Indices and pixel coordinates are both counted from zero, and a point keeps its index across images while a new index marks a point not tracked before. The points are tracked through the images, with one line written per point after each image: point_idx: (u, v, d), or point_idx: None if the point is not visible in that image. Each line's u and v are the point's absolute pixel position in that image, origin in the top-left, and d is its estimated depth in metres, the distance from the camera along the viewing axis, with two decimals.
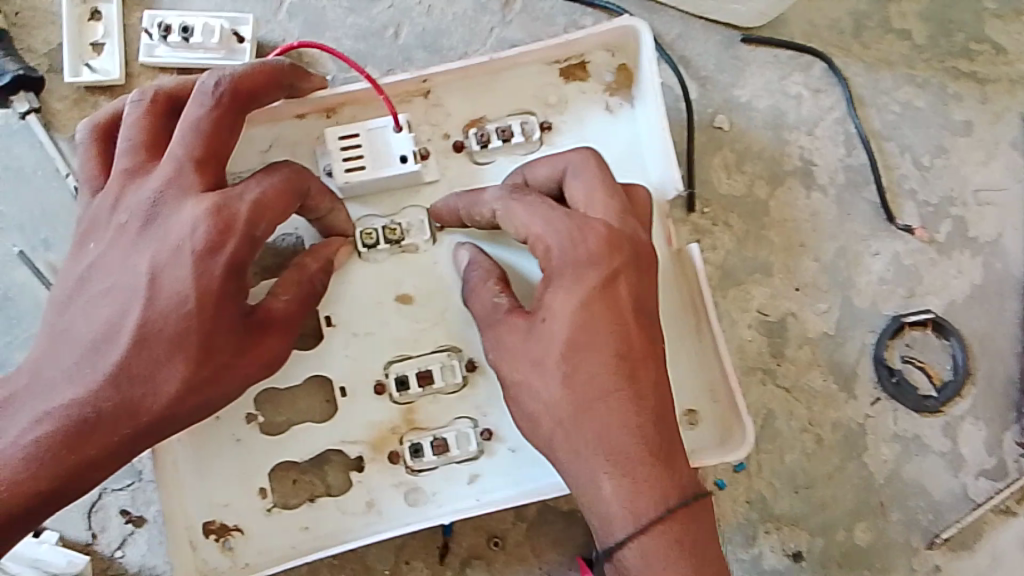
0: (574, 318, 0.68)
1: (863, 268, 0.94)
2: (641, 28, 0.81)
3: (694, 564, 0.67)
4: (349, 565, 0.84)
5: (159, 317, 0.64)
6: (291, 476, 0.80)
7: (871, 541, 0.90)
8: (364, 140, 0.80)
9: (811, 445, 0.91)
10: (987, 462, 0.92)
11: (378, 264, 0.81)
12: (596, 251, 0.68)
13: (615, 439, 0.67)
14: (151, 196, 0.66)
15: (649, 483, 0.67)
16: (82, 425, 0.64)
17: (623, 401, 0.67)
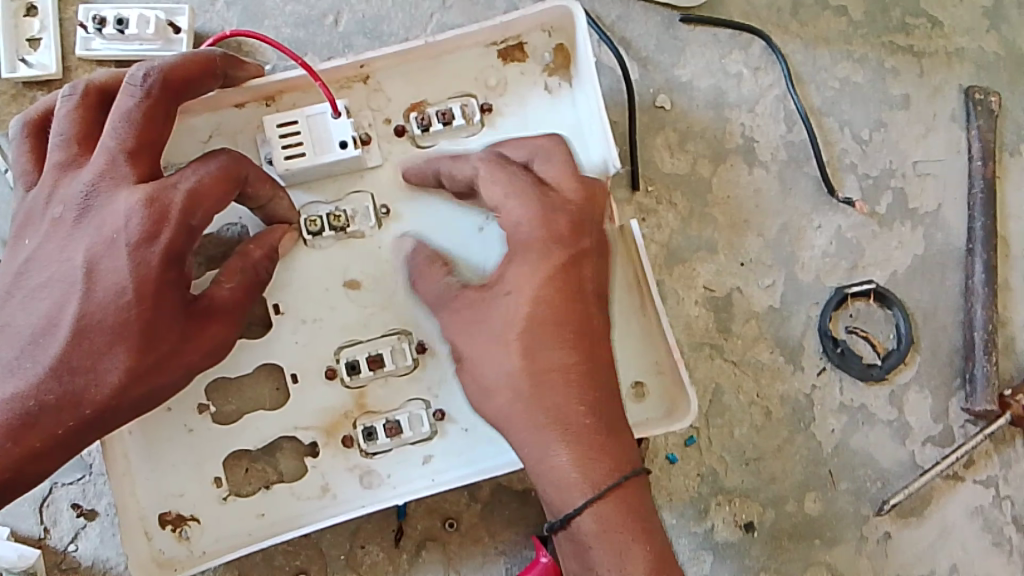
0: (533, 295, 0.68)
1: (806, 243, 0.95)
2: (575, 9, 0.81)
3: (646, 538, 0.69)
4: (304, 552, 0.83)
5: (97, 308, 0.64)
6: (243, 463, 0.80)
7: (821, 511, 0.91)
8: (304, 127, 0.80)
9: (760, 418, 0.92)
10: (933, 430, 0.94)
11: (325, 250, 0.81)
12: (558, 234, 0.68)
13: (570, 414, 0.68)
14: (84, 188, 0.66)
15: (603, 455, 0.68)
16: (25, 418, 0.65)
17: (575, 377, 0.68)
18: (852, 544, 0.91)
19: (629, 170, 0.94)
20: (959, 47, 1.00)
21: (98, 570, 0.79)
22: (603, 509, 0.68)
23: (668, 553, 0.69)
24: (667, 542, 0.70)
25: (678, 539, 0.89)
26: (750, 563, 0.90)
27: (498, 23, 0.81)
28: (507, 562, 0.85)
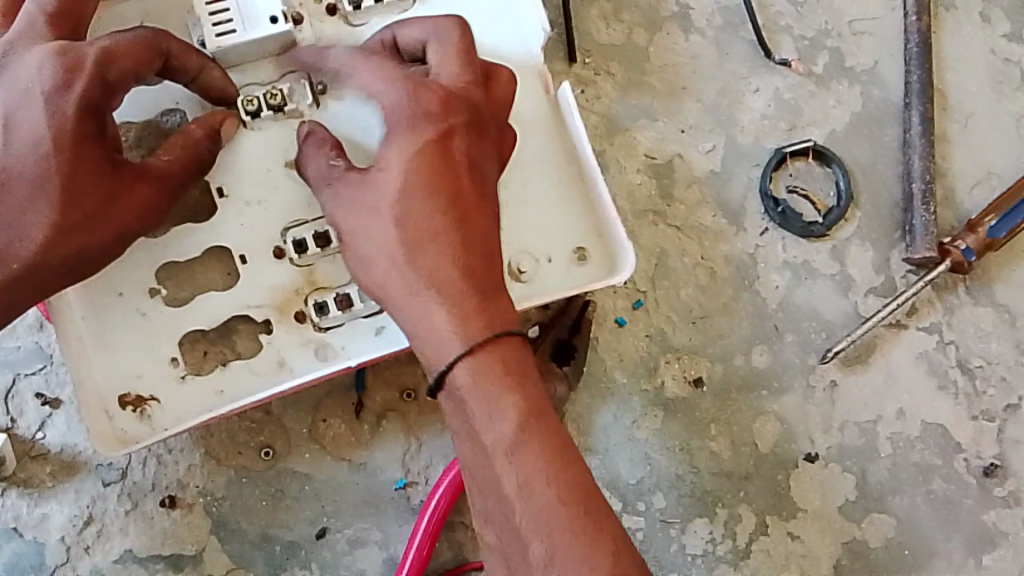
0: (405, 165, 0.68)
1: (745, 106, 0.97)
2: None
3: (522, 388, 0.66)
4: (267, 428, 0.84)
5: (17, 161, 0.66)
6: (198, 344, 0.81)
7: (768, 363, 0.94)
8: (231, 5, 0.80)
9: (705, 279, 0.94)
10: (875, 281, 0.96)
11: (264, 131, 0.82)
12: (425, 108, 0.69)
13: (440, 277, 0.67)
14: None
15: (472, 313, 0.67)
16: None
17: (447, 240, 0.67)
18: (798, 393, 0.94)
19: (566, 39, 0.95)
20: None
21: (67, 456, 0.82)
22: (473, 362, 0.66)
23: (544, 402, 0.66)
24: (545, 394, 0.67)
25: (629, 398, 0.92)
26: (700, 416, 0.93)
27: None
28: None
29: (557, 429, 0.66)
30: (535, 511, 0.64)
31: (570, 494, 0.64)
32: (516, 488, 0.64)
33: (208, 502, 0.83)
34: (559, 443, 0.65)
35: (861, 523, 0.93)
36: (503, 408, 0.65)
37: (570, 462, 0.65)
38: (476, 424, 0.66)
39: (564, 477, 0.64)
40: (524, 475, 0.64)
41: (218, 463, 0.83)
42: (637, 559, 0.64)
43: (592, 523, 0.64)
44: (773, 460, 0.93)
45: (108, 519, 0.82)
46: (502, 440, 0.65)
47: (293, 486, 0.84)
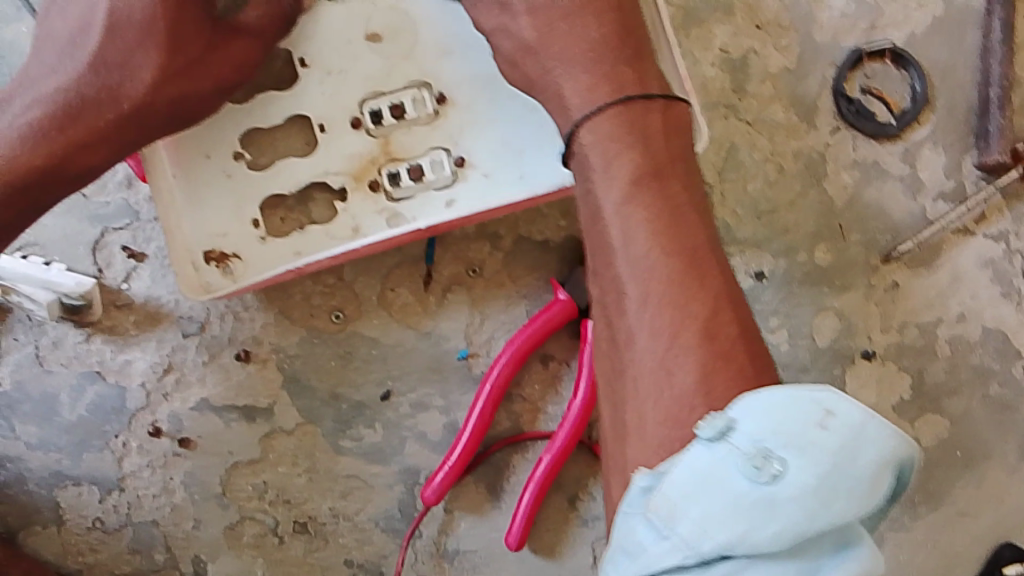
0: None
1: (825, 4, 0.96)
2: None
3: (645, 147, 0.65)
4: (339, 294, 0.88)
5: (125, 3, 0.66)
6: (278, 209, 0.84)
7: (832, 261, 0.94)
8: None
9: (773, 173, 0.95)
10: (946, 185, 0.96)
11: (346, 3, 0.82)
12: None
13: (572, 55, 0.68)
14: None
15: (613, 78, 0.67)
16: (69, 110, 0.68)
17: (583, 16, 0.68)
18: (861, 292, 0.94)
19: None
20: None
21: (151, 308, 0.86)
22: (600, 117, 0.66)
23: (667, 162, 0.64)
24: (675, 156, 0.65)
25: None
26: (761, 309, 0.94)
27: None
28: (529, 305, 0.90)
29: (676, 186, 0.63)
30: (636, 259, 0.61)
31: (675, 248, 0.60)
32: (620, 238, 0.62)
33: (281, 359, 0.87)
34: (673, 196, 0.63)
35: (914, 421, 0.94)
36: (621, 161, 0.64)
37: (682, 217, 0.62)
38: (592, 173, 0.65)
39: (671, 228, 0.61)
40: (629, 221, 0.62)
41: (293, 323, 0.87)
42: (737, 325, 0.58)
43: (701, 282, 0.59)
44: (831, 354, 0.94)
45: (188, 368, 0.86)
46: (614, 185, 0.63)
47: (362, 350, 0.87)
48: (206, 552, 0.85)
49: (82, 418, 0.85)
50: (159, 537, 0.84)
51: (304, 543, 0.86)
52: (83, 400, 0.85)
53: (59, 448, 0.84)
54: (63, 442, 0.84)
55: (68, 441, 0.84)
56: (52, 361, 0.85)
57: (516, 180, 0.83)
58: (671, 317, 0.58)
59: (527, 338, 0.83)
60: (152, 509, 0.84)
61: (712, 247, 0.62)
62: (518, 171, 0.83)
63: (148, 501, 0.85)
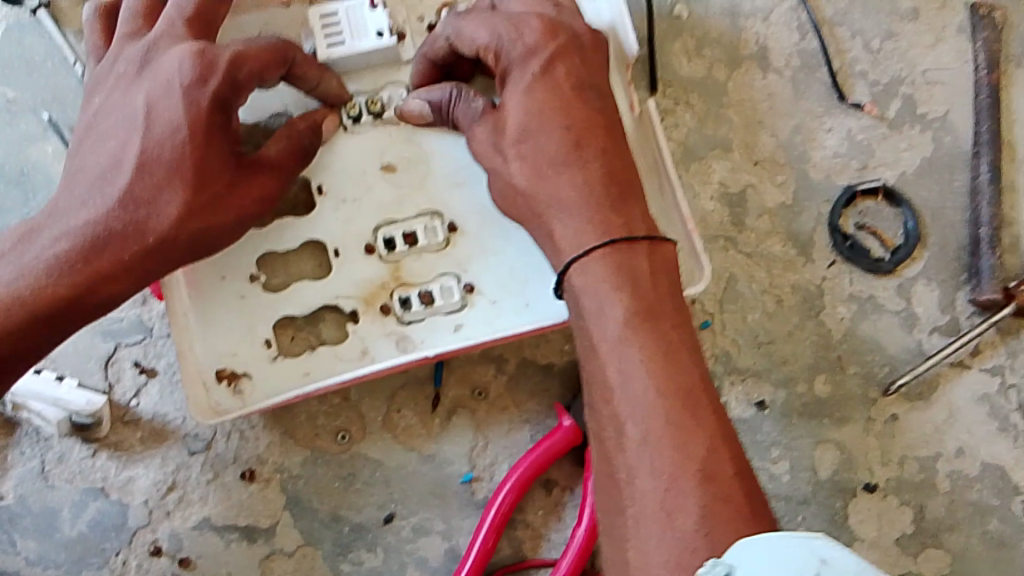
0: (525, 104, 0.73)
1: (818, 143, 1.00)
2: None
3: (637, 286, 0.68)
4: (344, 414, 0.88)
5: (156, 143, 0.71)
6: (289, 330, 0.86)
7: (831, 393, 0.96)
8: (343, 18, 0.85)
9: (772, 305, 0.97)
10: (940, 320, 0.98)
11: (363, 136, 0.86)
12: (535, 39, 0.73)
13: (563, 200, 0.72)
14: (144, 47, 0.73)
15: (601, 223, 0.71)
16: (95, 242, 0.71)
17: (572, 161, 0.72)
18: (860, 424, 0.96)
19: (649, 72, 0.99)
20: None
21: (157, 424, 0.86)
22: (594, 259, 0.69)
23: (657, 300, 0.68)
24: (666, 292, 0.69)
25: None
26: (761, 439, 0.95)
27: None
28: (532, 429, 0.90)
29: (668, 324, 0.67)
30: (633, 398, 0.64)
31: (669, 387, 0.63)
32: (616, 376, 0.65)
33: (284, 479, 0.87)
34: (666, 335, 0.66)
35: (916, 558, 0.95)
36: (614, 302, 0.67)
37: (675, 356, 0.65)
38: (587, 314, 0.69)
39: (666, 368, 0.64)
40: (624, 361, 0.65)
41: (297, 442, 0.87)
42: (732, 463, 0.62)
43: (695, 420, 0.63)
44: (832, 486, 0.95)
45: (190, 486, 0.86)
46: (609, 327, 0.67)
47: (365, 472, 0.88)
48: None
49: (82, 534, 0.84)
50: None
51: None
52: (84, 517, 0.84)
53: (57, 565, 0.84)
54: (61, 559, 0.84)
55: (67, 558, 0.84)
56: (56, 476, 0.85)
57: (521, 307, 0.85)
58: (670, 456, 0.61)
59: (533, 463, 0.84)
60: None
61: (705, 382, 0.65)
62: (523, 298, 0.85)
63: None
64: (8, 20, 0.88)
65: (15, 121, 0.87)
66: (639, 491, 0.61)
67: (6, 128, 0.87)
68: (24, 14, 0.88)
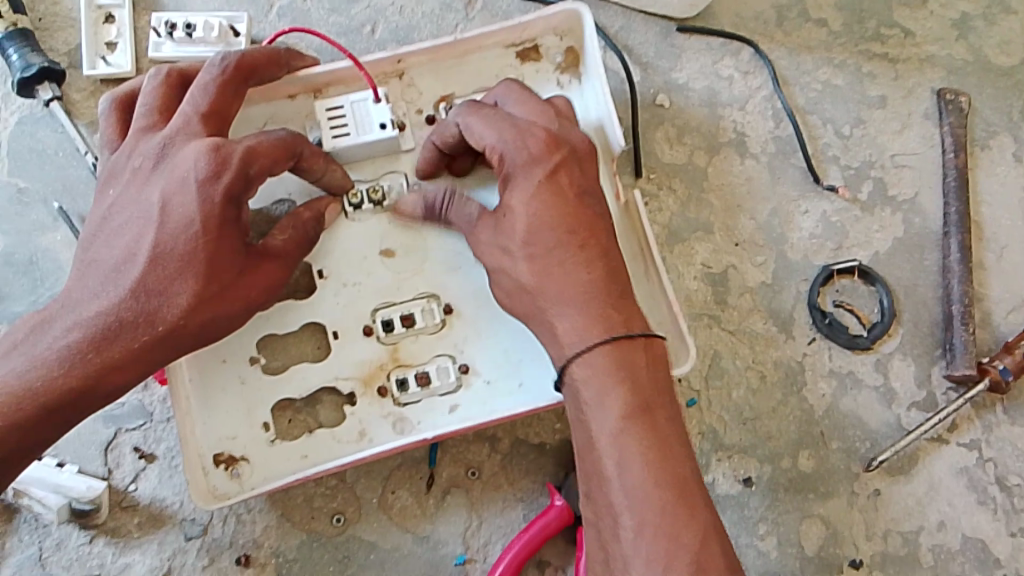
0: (532, 207, 0.76)
1: (795, 226, 1.03)
2: (583, 12, 0.90)
3: (635, 382, 0.73)
4: (341, 495, 0.89)
5: (169, 238, 0.73)
6: (289, 409, 0.87)
7: (815, 467, 0.98)
8: (348, 111, 0.89)
9: (756, 381, 0.99)
10: (917, 395, 1.01)
11: (363, 222, 0.89)
12: (540, 147, 0.77)
13: (569, 296, 0.75)
14: (160, 142, 0.76)
15: (604, 320, 0.75)
16: (107, 333, 0.73)
17: (577, 261, 0.76)
18: (844, 498, 0.98)
19: (632, 157, 1.02)
20: (931, 54, 1.11)
21: (155, 509, 0.86)
22: (598, 351, 0.73)
23: (653, 395, 0.73)
24: (659, 385, 0.74)
25: None
26: (749, 514, 0.96)
27: (516, 23, 0.90)
28: (526, 508, 0.91)
29: (663, 419, 0.73)
30: (632, 492, 0.70)
31: (665, 483, 0.70)
32: (616, 471, 0.71)
33: (280, 563, 0.87)
34: (662, 431, 0.72)
35: None
36: (614, 398, 0.73)
37: (670, 451, 0.72)
38: (588, 405, 0.73)
39: (663, 465, 0.71)
40: (623, 456, 0.71)
41: (293, 525, 0.88)
42: (720, 552, 0.70)
43: (687, 514, 0.70)
44: (819, 562, 0.96)
45: (186, 572, 0.86)
46: (608, 422, 0.72)
47: (360, 554, 0.88)
48: None
49: None
50: None
51: None
52: None
53: None
54: None
55: None
56: (54, 563, 0.85)
57: (515, 388, 0.87)
58: (664, 548, 0.69)
59: (525, 545, 0.86)
60: None
61: (695, 475, 0.72)
62: (517, 379, 0.87)
63: None
64: (21, 114, 0.91)
65: (26, 211, 0.89)
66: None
67: (17, 218, 0.89)
68: (38, 107, 0.91)
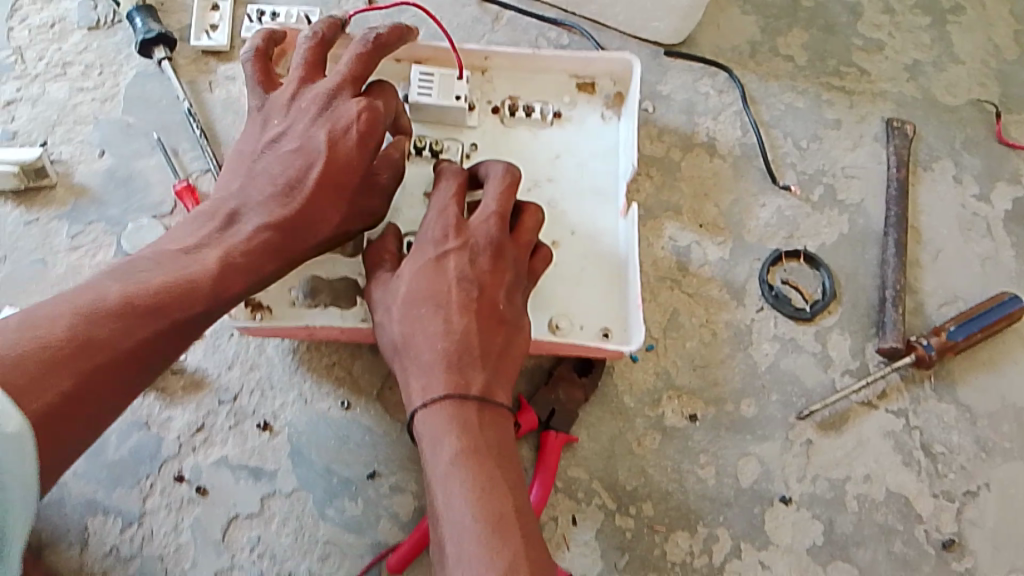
0: (412, 281, 0.97)
1: (753, 215, 1.20)
2: (635, 62, 1.10)
3: (467, 430, 0.89)
4: (347, 384, 1.07)
5: (341, 168, 0.88)
6: (325, 288, 1.06)
7: (755, 413, 1.12)
8: (436, 80, 1.08)
9: (707, 337, 1.14)
10: (852, 363, 1.15)
11: (419, 166, 1.09)
12: (440, 236, 0.99)
13: (420, 353, 0.94)
14: (322, 93, 0.90)
15: (452, 376, 0.92)
16: (280, 242, 0.87)
17: (440, 323, 0.94)
18: (779, 442, 1.11)
19: None
20: (883, 90, 1.28)
21: (197, 377, 1.07)
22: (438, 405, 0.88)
23: (481, 444, 0.89)
24: (492, 438, 0.90)
25: (635, 418, 1.10)
26: (692, 445, 1.10)
27: (582, 57, 1.10)
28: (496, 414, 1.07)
29: (492, 463, 0.88)
30: (456, 521, 0.85)
31: (483, 516, 0.84)
32: (443, 498, 0.86)
33: (292, 432, 1.05)
34: (487, 469, 0.88)
35: (826, 566, 1.06)
36: (446, 440, 0.89)
37: (494, 489, 0.87)
38: (426, 441, 0.90)
39: (482, 498, 0.85)
40: (450, 485, 0.87)
41: (306, 404, 1.06)
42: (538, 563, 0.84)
43: (499, 537, 0.83)
44: (752, 494, 1.08)
45: (215, 430, 1.05)
46: (444, 454, 0.88)
47: (356, 435, 1.05)
48: None
49: (123, 457, 1.03)
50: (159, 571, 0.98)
51: None
52: (127, 443, 1.03)
53: (97, 481, 1.02)
54: (100, 475, 1.02)
55: (106, 475, 1.02)
56: None
57: None
58: (476, 557, 0.82)
59: None
60: (160, 545, 0.99)
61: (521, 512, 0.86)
62: None
63: (158, 537, 1.00)
64: (139, 69, 1.14)
65: (130, 140, 1.10)
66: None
67: (122, 144, 1.10)
68: (152, 66, 1.13)
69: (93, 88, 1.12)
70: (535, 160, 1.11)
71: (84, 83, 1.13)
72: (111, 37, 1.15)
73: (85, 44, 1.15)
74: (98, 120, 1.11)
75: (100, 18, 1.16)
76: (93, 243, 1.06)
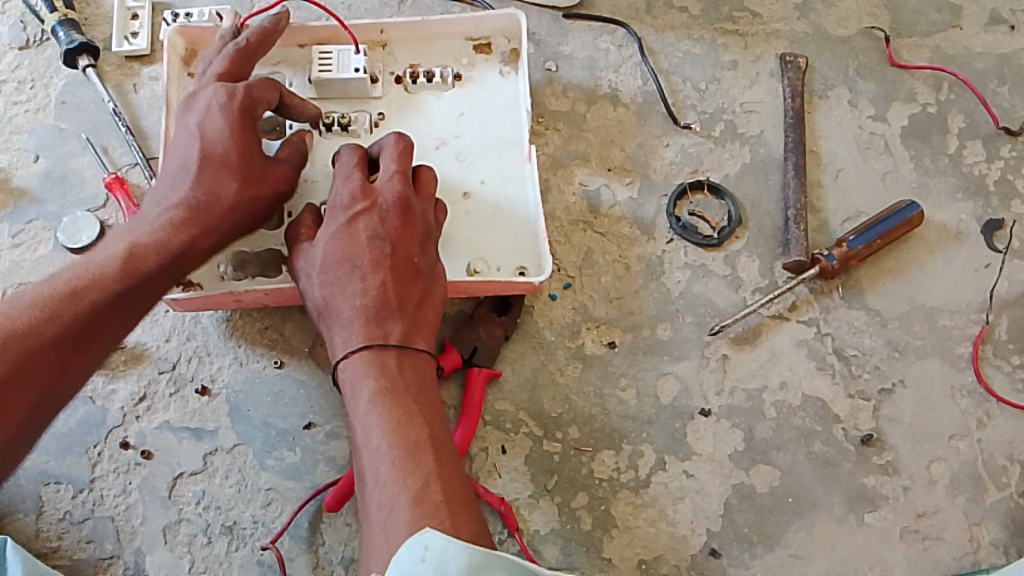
0: (326, 242, 0.99)
1: (659, 155, 1.27)
2: (519, 14, 1.19)
3: (386, 375, 0.92)
4: (279, 346, 1.15)
5: (213, 144, 0.99)
6: (252, 260, 1.11)
7: (671, 335, 1.18)
8: (334, 56, 1.18)
9: (621, 270, 1.21)
10: (761, 282, 1.21)
11: (331, 140, 1.17)
12: (349, 198, 1.01)
13: (339, 308, 0.96)
14: (191, 96, 1.03)
15: (368, 329, 0.94)
16: (191, 214, 0.98)
17: (356, 280, 0.96)
18: (695, 360, 1.17)
19: None
20: (776, 30, 1.36)
21: (137, 350, 1.15)
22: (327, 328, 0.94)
23: (401, 385, 0.92)
24: (411, 379, 0.93)
25: (556, 351, 1.17)
26: (612, 371, 1.16)
27: (472, 19, 1.20)
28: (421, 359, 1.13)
29: (413, 402, 0.91)
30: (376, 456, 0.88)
31: (403, 449, 0.87)
32: (363, 436, 0.89)
33: (229, 393, 1.13)
34: (408, 408, 0.90)
35: (747, 470, 1.12)
36: (365, 384, 0.92)
37: (411, 427, 0.89)
38: (348, 390, 0.93)
39: (398, 434, 0.88)
40: (369, 425, 0.89)
41: (242, 365, 1.14)
42: (464, 492, 0.87)
43: (415, 470, 0.86)
44: (672, 410, 1.14)
45: (157, 398, 1.13)
46: (364, 398, 0.91)
47: (291, 390, 1.13)
48: (145, 545, 1.06)
49: (71, 429, 1.11)
50: (111, 530, 1.07)
51: (226, 543, 1.06)
52: (74, 415, 1.12)
53: (49, 452, 1.10)
54: (51, 446, 1.10)
55: (56, 446, 1.10)
56: None
57: None
58: (392, 488, 0.85)
59: None
60: (110, 506, 1.08)
61: (439, 446, 0.89)
62: None
63: (108, 500, 1.08)
64: (68, 79, 1.25)
65: (64, 143, 1.21)
66: (373, 527, 0.85)
67: (56, 147, 1.21)
68: (78, 75, 1.25)
69: (26, 100, 1.24)
70: (441, 122, 1.19)
71: (18, 97, 1.24)
72: (41, 53, 1.27)
73: (18, 62, 1.26)
74: (33, 128, 1.22)
75: (29, 38, 1.28)
76: (34, 239, 1.17)
